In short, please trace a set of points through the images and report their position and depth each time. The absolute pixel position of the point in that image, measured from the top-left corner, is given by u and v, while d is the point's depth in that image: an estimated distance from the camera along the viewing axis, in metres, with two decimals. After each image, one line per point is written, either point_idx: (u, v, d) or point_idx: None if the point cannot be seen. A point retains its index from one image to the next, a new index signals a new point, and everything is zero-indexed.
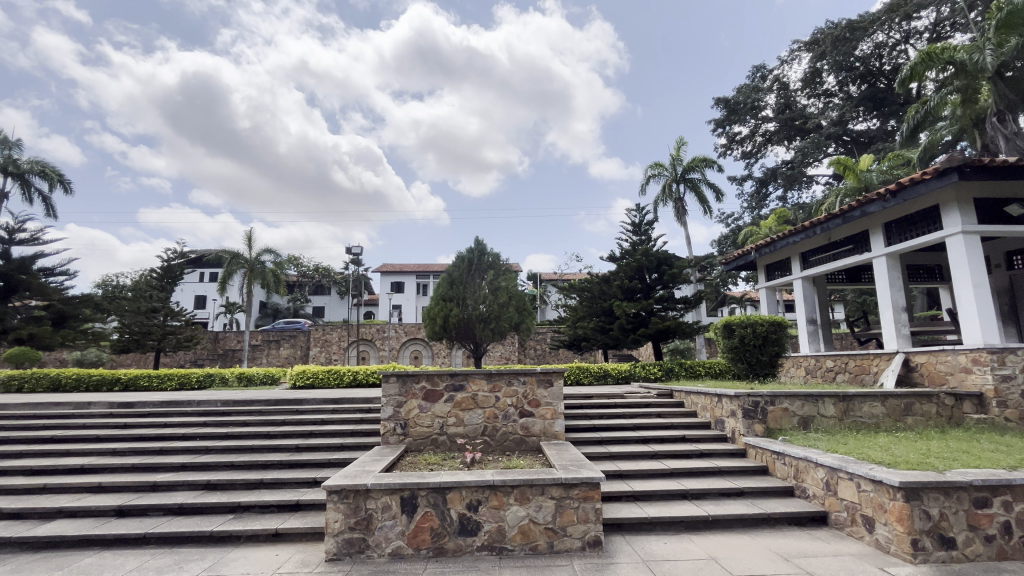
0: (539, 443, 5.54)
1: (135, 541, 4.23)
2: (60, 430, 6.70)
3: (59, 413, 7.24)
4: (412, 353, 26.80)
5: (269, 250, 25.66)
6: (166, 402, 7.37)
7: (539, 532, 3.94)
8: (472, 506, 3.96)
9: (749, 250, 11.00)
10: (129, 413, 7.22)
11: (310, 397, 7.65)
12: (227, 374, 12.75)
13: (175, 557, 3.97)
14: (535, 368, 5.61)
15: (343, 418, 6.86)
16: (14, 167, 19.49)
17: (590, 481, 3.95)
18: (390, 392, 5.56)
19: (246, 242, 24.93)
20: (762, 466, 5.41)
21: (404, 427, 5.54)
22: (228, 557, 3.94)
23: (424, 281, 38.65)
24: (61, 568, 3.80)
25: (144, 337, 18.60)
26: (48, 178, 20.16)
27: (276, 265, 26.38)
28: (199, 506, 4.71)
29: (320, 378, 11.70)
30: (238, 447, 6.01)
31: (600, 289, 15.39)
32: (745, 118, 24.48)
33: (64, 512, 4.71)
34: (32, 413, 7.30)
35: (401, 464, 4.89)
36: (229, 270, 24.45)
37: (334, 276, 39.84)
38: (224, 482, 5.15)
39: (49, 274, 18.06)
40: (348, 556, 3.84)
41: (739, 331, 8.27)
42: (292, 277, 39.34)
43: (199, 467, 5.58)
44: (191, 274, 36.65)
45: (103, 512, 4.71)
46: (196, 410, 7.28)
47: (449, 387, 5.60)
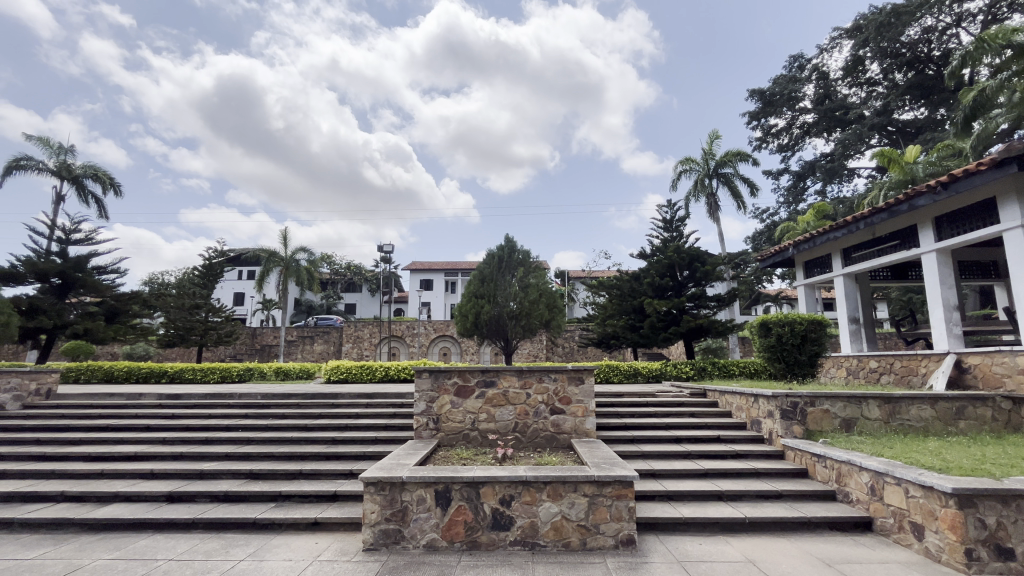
0: (570, 440, 5.53)
1: (184, 525, 4.45)
2: (115, 418, 7.11)
3: (114, 403, 7.67)
4: (441, 349, 27.09)
5: (304, 248, 26.38)
6: (211, 395, 7.73)
7: (571, 529, 3.95)
8: (505, 502, 4.00)
9: (788, 245, 10.61)
10: (177, 405, 7.60)
11: (345, 392, 7.87)
12: (266, 369, 13.28)
13: (222, 542, 4.15)
14: (566, 365, 5.61)
15: (377, 412, 7.01)
16: (69, 172, 20.68)
17: (623, 479, 3.92)
18: (422, 387, 5.64)
19: (282, 240, 25.73)
20: (802, 468, 5.25)
21: (436, 421, 5.61)
22: (271, 543, 4.10)
23: (453, 278, 39.03)
24: (118, 549, 4.03)
25: (188, 332, 19.49)
26: (100, 181, 21.27)
27: (310, 263, 27.05)
28: (243, 494, 4.92)
29: (353, 373, 12.01)
30: (278, 438, 6.24)
31: (630, 287, 15.16)
32: (782, 110, 23.64)
33: (121, 497, 4.99)
34: (89, 403, 7.74)
35: (435, 458, 4.96)
36: (266, 268, 25.15)
37: (365, 274, 40.64)
38: (266, 472, 5.35)
39: (102, 273, 18.96)
40: (384, 546, 3.93)
41: (775, 330, 8.01)
42: (325, 275, 40.28)
43: (242, 458, 5.83)
44: (231, 272, 38.16)
45: (156, 497, 4.97)
46: (238, 403, 7.58)
47: (480, 383, 5.65)
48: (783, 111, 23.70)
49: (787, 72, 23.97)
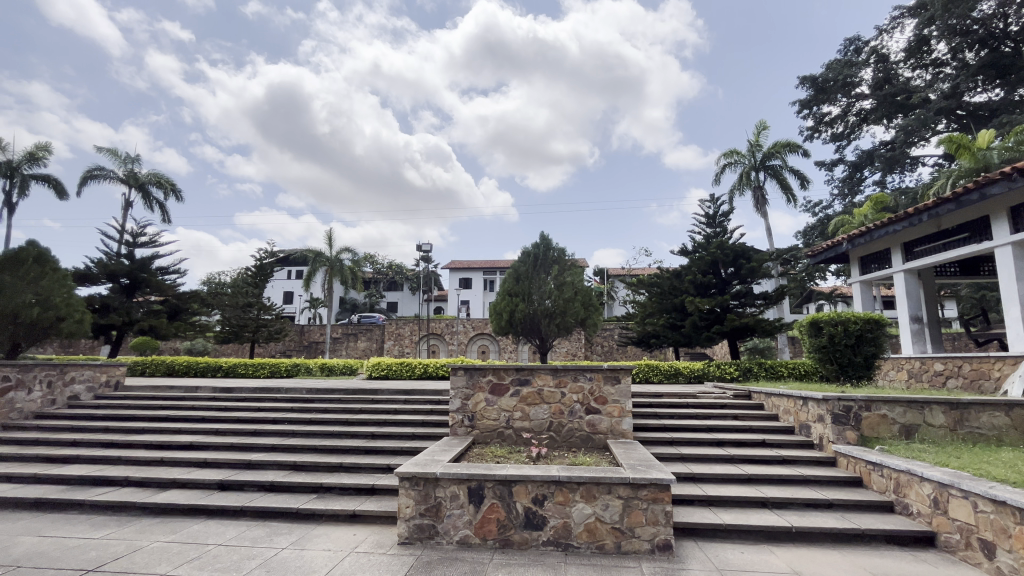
0: (606, 441, 5.43)
1: (233, 513, 4.68)
2: (174, 410, 7.58)
3: (173, 396, 8.18)
4: (480, 347, 27.33)
5: (348, 249, 27.25)
6: (259, 390, 8.12)
7: (605, 531, 3.87)
8: (537, 501, 3.97)
9: (841, 240, 10.00)
10: (229, 399, 8.02)
11: (385, 389, 8.06)
12: (312, 365, 13.82)
13: (267, 529, 4.34)
14: (602, 365, 5.51)
15: (414, 409, 7.14)
16: (136, 179, 22.23)
17: (659, 483, 3.81)
18: (457, 384, 5.69)
19: (327, 240, 26.66)
20: (856, 477, 4.93)
21: (471, 419, 5.65)
22: (311, 533, 4.24)
23: (491, 277, 39.31)
24: (174, 532, 4.29)
25: (241, 329, 20.55)
26: (163, 188, 22.72)
27: (353, 263, 27.91)
28: (287, 485, 5.12)
29: (393, 370, 12.30)
30: (320, 432, 6.46)
31: (671, 285, 14.67)
32: (836, 97, 22.35)
33: (177, 483, 5.31)
34: (152, 395, 8.29)
35: (469, 455, 4.99)
36: (313, 267, 26.13)
37: (406, 273, 41.56)
38: (308, 464, 5.55)
39: (165, 273, 20.25)
40: (418, 541, 3.99)
41: (827, 329, 7.57)
42: (368, 274, 41.49)
43: (287, 449, 6.07)
44: (281, 272, 39.98)
45: (208, 485, 5.25)
46: (284, 397, 7.91)
47: (515, 381, 5.64)
48: (837, 98, 22.40)
49: (842, 56, 22.64)
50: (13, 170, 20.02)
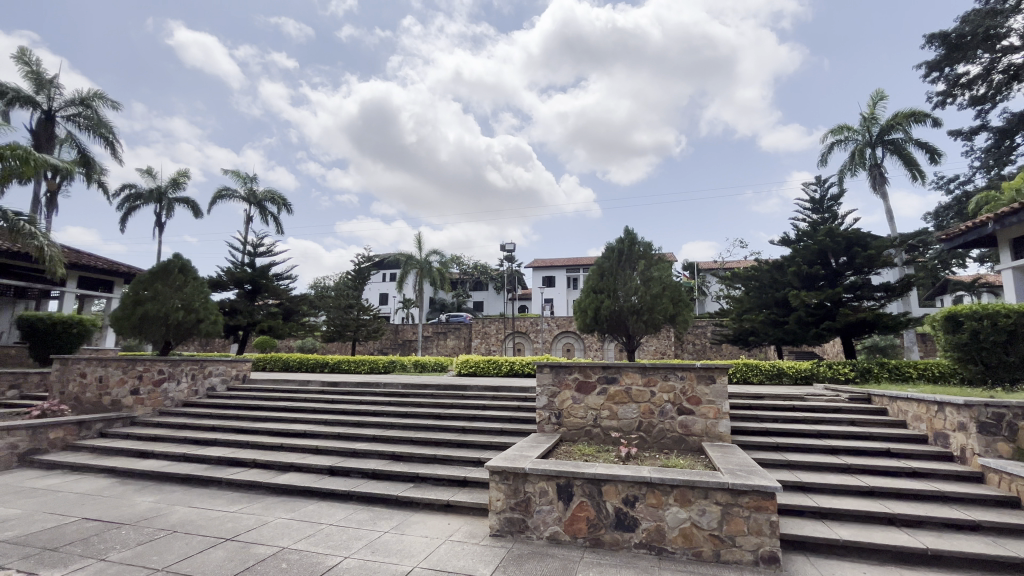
0: (700, 443, 5.16)
1: (342, 496, 5.12)
2: (290, 401, 8.46)
3: (290, 389, 9.13)
4: (565, 345, 27.23)
5: (436, 251, 28.54)
6: (361, 385, 8.78)
7: (702, 538, 3.68)
8: (628, 502, 3.87)
9: (986, 221, 8.59)
10: (336, 392, 8.77)
11: (474, 385, 8.33)
12: (406, 362, 14.68)
13: (371, 513, 4.69)
14: (694, 363, 5.24)
15: (502, 405, 7.30)
16: (255, 197, 25.05)
17: (762, 490, 3.54)
18: (544, 382, 5.71)
19: (417, 244, 28.11)
20: (1011, 497, 4.21)
21: (559, 416, 5.65)
22: (410, 520, 4.50)
23: (575, 275, 39.04)
24: (293, 510, 4.79)
25: (344, 328, 22.35)
26: (276, 203, 25.38)
27: (441, 264, 29.16)
28: (388, 473, 5.49)
29: (481, 367, 12.68)
30: (415, 425, 6.84)
31: (772, 278, 13.78)
32: (975, 54, 19.21)
33: (295, 467, 5.92)
34: (272, 387, 9.32)
35: (557, 452, 5.00)
36: (405, 270, 27.68)
37: (491, 273, 42.58)
38: (406, 454, 5.91)
39: (280, 279, 22.60)
40: (509, 534, 4.07)
41: (968, 323, 6.47)
42: (455, 275, 43.13)
43: (387, 440, 6.50)
44: (377, 275, 42.92)
45: (320, 470, 5.79)
46: (383, 392, 8.49)
47: (602, 379, 5.54)
48: (977, 54, 19.24)
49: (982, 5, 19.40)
50: (161, 196, 23.47)
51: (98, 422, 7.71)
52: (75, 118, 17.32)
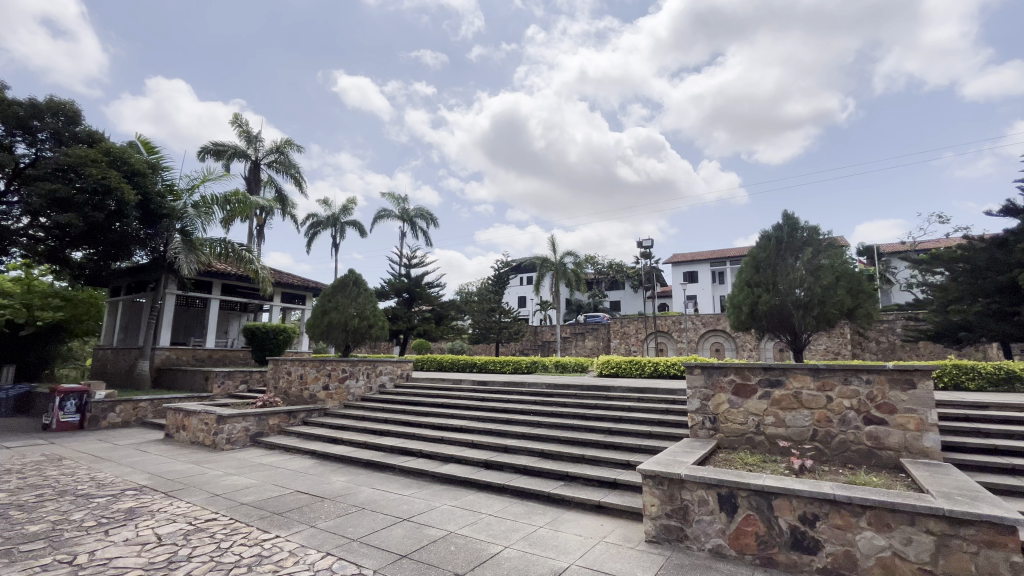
0: (898, 460, 4.36)
1: (498, 489, 5.44)
2: (446, 398, 9.26)
3: (445, 387, 10.00)
4: (713, 345, 25.25)
5: (570, 252, 28.73)
6: (508, 385, 9.24)
7: (909, 572, 3.10)
8: (807, 520, 3.44)
9: None
10: (485, 391, 9.36)
11: (617, 386, 8.19)
12: (547, 362, 15.04)
13: (525, 508, 4.90)
14: (884, 365, 4.45)
15: (649, 407, 7.05)
16: (407, 215, 28.01)
17: (995, 522, 2.86)
18: (695, 384, 5.35)
19: (551, 247, 28.61)
20: None
21: (714, 421, 5.25)
22: (563, 518, 4.60)
23: (720, 268, 36.02)
24: (456, 499, 5.23)
25: (488, 331, 23.72)
26: (425, 218, 28.05)
27: (576, 265, 29.26)
28: (539, 470, 5.68)
29: (623, 367, 12.41)
30: (561, 425, 6.96)
31: (989, 259, 11.10)
32: None
33: (455, 459, 6.46)
34: (431, 386, 10.30)
35: (714, 460, 4.66)
36: (541, 272, 28.33)
37: (627, 271, 41.45)
38: (554, 453, 6.04)
39: (431, 287, 24.90)
40: (666, 542, 3.91)
41: None
42: (590, 275, 42.92)
43: (535, 438, 6.74)
44: (515, 279, 44.81)
45: (477, 463, 6.23)
46: (528, 391, 8.81)
47: (764, 382, 5.01)
48: None
49: None
50: (336, 220, 27.59)
51: (302, 412, 9.31)
52: (273, 164, 21.35)
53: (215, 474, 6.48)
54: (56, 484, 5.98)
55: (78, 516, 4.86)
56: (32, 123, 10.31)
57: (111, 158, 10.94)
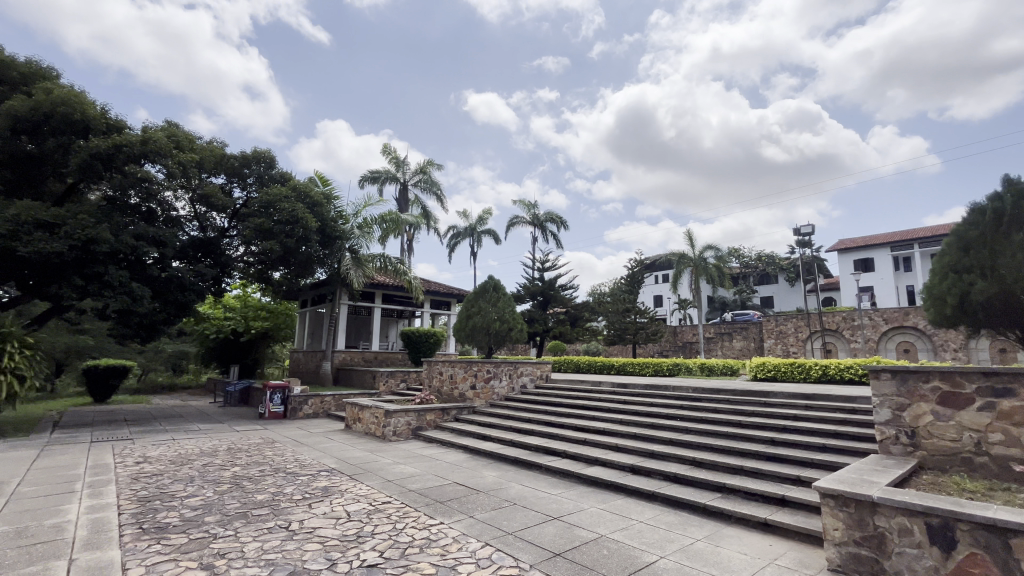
0: None
1: (648, 495, 5.25)
2: (586, 400, 9.25)
3: (584, 389, 10.00)
4: (899, 345, 21.24)
5: (710, 246, 26.63)
6: (650, 387, 8.89)
7: None
8: None
9: None
10: (626, 393, 9.13)
11: (778, 391, 7.35)
12: (691, 365, 14.12)
13: (679, 518, 4.65)
14: None
15: (821, 416, 6.19)
16: (538, 219, 28.72)
17: None
18: (883, 391, 4.56)
19: (689, 241, 26.86)
20: None
21: (912, 436, 4.41)
22: (723, 532, 4.27)
23: (904, 253, 30.21)
24: (604, 502, 5.18)
25: (623, 332, 23.10)
26: (555, 222, 28.46)
27: (718, 260, 27.05)
28: (691, 479, 5.35)
29: (782, 371, 11.09)
30: (714, 431, 6.47)
31: None
32: None
33: (599, 461, 6.41)
34: (570, 387, 10.38)
35: (916, 482, 3.90)
36: (679, 269, 26.59)
37: (780, 262, 37.07)
38: (708, 461, 5.64)
39: (564, 289, 25.15)
40: (856, 573, 3.38)
41: None
42: (736, 269, 39.32)
43: (684, 445, 6.36)
44: (650, 278, 43.07)
45: (623, 467, 6.10)
46: (673, 395, 8.37)
47: (983, 391, 4.06)
48: None
49: None
50: (473, 229, 29.44)
51: (453, 409, 10.10)
52: (418, 184, 23.62)
53: (386, 462, 7.35)
54: (271, 462, 7.36)
55: (289, 490, 5.90)
56: (243, 171, 12.92)
57: (297, 192, 13.20)
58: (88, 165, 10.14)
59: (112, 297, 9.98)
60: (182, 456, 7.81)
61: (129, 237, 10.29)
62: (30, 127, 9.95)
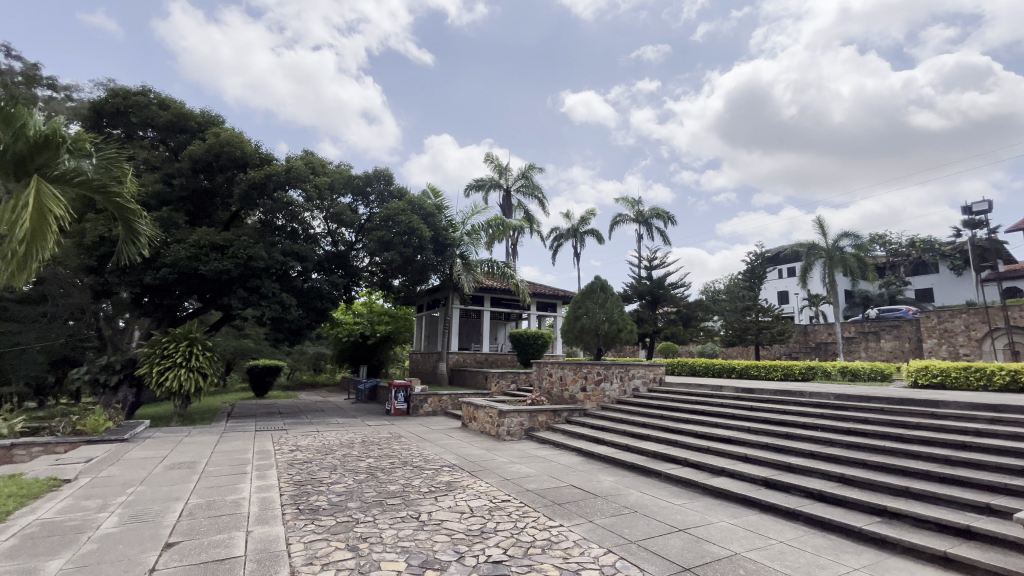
0: None
1: (788, 513, 4.73)
2: (707, 405, 8.64)
3: (704, 393, 9.36)
4: None
5: (848, 234, 23.48)
6: (781, 393, 8.04)
7: None
8: None
9: None
10: (753, 398, 8.36)
11: (951, 400, 6.19)
12: (830, 368, 12.51)
13: (829, 542, 4.12)
14: None
15: (1015, 432, 5.08)
16: (642, 216, 27.68)
17: None
18: None
19: (820, 229, 23.98)
20: None
21: None
22: (887, 563, 3.69)
23: None
24: (736, 517, 4.78)
25: (744, 332, 21.26)
26: (661, 217, 27.20)
27: (858, 248, 23.76)
28: (841, 498, 4.72)
29: (953, 376, 9.35)
30: (866, 445, 5.64)
31: None
32: None
33: (727, 472, 5.93)
34: (688, 391, 9.79)
35: None
36: (809, 262, 23.77)
37: (941, 248, 31.50)
38: (862, 480, 4.93)
39: (675, 287, 23.93)
40: None
41: None
42: (881, 259, 34.22)
43: (829, 459, 5.63)
44: (772, 272, 39.24)
45: (755, 480, 5.57)
46: (811, 402, 7.47)
47: None
48: None
49: None
50: (575, 231, 29.26)
51: (565, 411, 10.09)
52: (521, 189, 24.11)
53: (502, 460, 7.56)
54: (399, 455, 7.97)
55: (417, 482, 6.34)
56: (367, 189, 14.22)
57: (413, 205, 14.21)
58: (248, 194, 11.92)
59: (268, 306, 11.59)
60: (326, 446, 8.80)
61: (279, 254, 11.99)
62: (206, 166, 12.02)
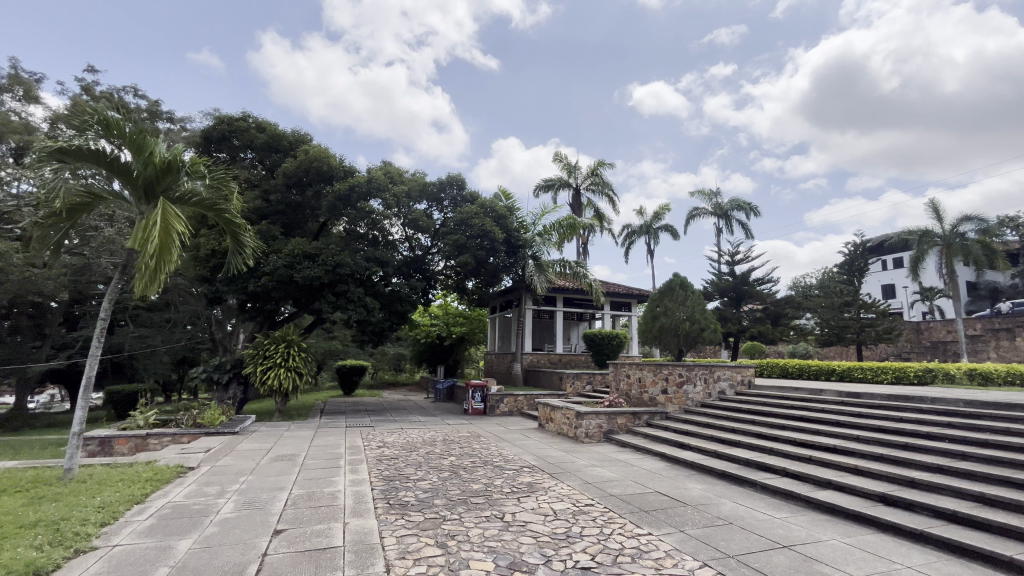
0: None
1: (913, 535, 4.20)
2: (805, 410, 7.93)
3: (801, 397, 8.61)
4: None
5: (969, 218, 20.64)
6: (896, 398, 7.18)
7: None
8: None
9: None
10: (860, 404, 7.55)
11: None
12: (954, 371, 10.97)
13: (969, 571, 3.59)
14: None
15: None
16: (721, 209, 26.18)
17: None
18: None
19: (935, 214, 21.32)
20: None
21: None
22: None
23: None
24: (849, 535, 4.32)
25: (842, 331, 19.38)
26: (742, 209, 25.56)
27: (983, 234, 20.82)
28: (981, 521, 4.10)
29: None
30: (1011, 460, 4.86)
31: None
32: None
33: (834, 485, 5.38)
34: (782, 395, 9.06)
35: None
36: (920, 252, 21.14)
37: None
38: (1007, 500, 4.25)
39: (761, 283, 22.41)
40: None
41: None
42: (1013, 245, 29.74)
43: (962, 474, 4.92)
44: (875, 263, 35.49)
45: (870, 495, 5.00)
46: (934, 409, 6.59)
47: None
48: None
49: None
50: (648, 228, 28.31)
51: (645, 414, 9.74)
52: (590, 187, 23.75)
53: (583, 463, 7.43)
54: (479, 454, 8.10)
55: (498, 482, 6.39)
56: (441, 196, 14.67)
57: (484, 208, 14.45)
58: (335, 205, 12.75)
59: (354, 309, 12.34)
60: (411, 443, 9.17)
61: (362, 260, 12.67)
62: (296, 182, 13.07)
